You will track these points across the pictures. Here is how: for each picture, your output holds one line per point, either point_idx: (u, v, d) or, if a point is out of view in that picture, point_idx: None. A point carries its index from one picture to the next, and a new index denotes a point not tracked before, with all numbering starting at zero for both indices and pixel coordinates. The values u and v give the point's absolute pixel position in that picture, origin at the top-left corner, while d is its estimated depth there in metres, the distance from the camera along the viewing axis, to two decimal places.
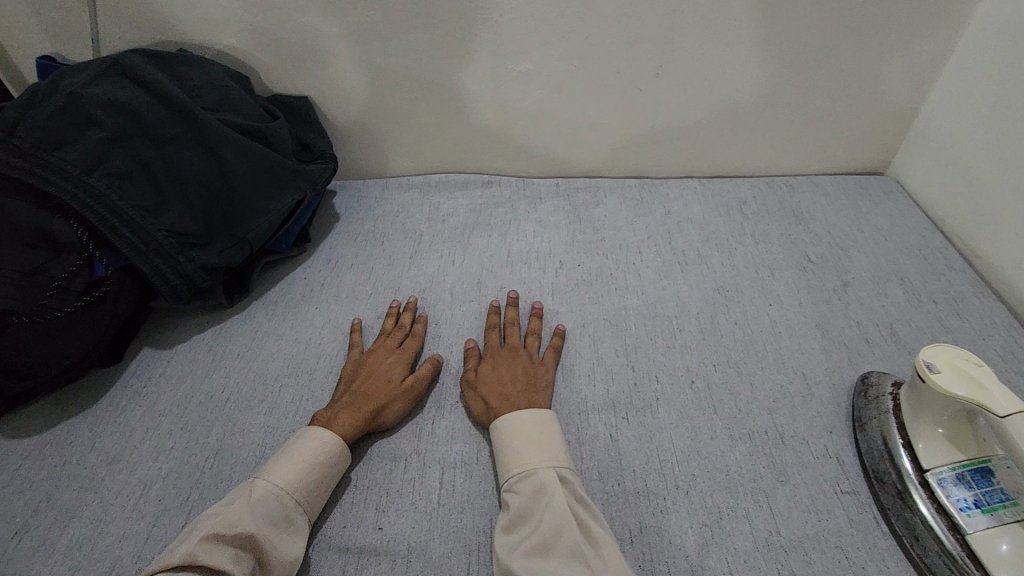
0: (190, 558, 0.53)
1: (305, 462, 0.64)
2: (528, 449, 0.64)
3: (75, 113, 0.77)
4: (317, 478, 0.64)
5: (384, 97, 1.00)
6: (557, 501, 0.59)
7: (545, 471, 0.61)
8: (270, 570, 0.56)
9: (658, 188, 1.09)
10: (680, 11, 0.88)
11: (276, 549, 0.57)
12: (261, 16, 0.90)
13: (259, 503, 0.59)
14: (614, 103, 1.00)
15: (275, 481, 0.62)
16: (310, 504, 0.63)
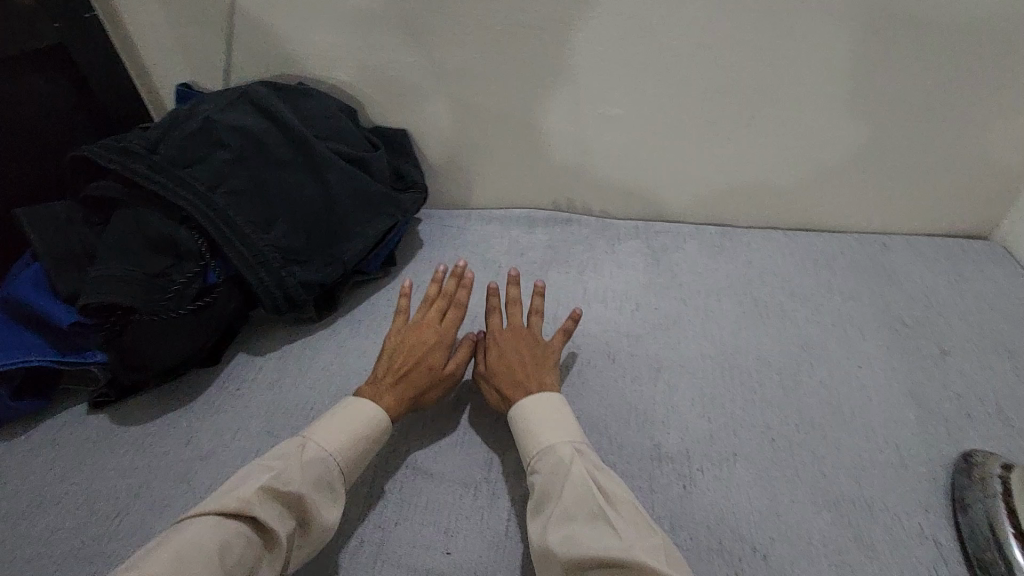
0: (247, 508, 0.56)
1: (355, 435, 0.67)
2: (551, 429, 0.66)
3: (207, 135, 0.86)
4: (359, 452, 0.67)
5: (477, 133, 1.05)
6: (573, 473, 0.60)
7: (564, 446, 0.63)
8: (307, 531, 0.60)
9: (740, 238, 1.07)
10: (775, 65, 0.89)
11: (318, 511, 0.61)
12: (374, 56, 0.98)
13: (310, 463, 0.62)
14: (702, 150, 1.00)
15: (326, 447, 0.65)
16: (351, 475, 0.66)
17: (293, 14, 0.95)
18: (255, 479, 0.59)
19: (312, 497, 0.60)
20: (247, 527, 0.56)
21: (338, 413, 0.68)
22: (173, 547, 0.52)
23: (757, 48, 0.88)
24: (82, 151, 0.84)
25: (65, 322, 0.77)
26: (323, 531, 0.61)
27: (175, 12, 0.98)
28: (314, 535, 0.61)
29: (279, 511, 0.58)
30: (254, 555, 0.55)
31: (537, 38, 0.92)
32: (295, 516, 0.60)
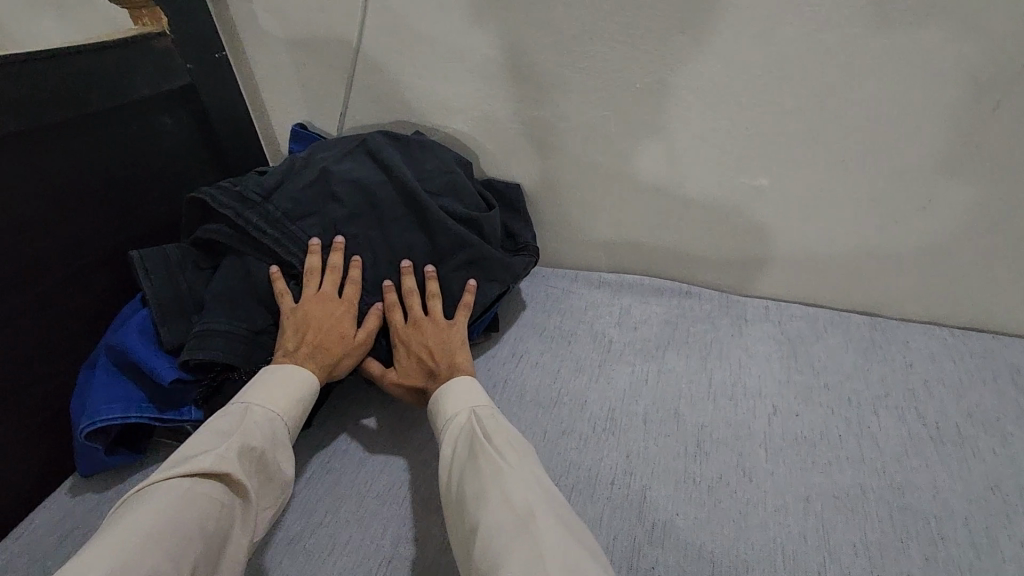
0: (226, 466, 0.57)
1: (289, 391, 0.70)
2: (454, 400, 0.70)
3: (322, 188, 0.82)
4: (298, 406, 0.70)
5: (594, 191, 0.96)
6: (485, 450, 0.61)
7: (461, 414, 0.68)
8: (272, 487, 0.63)
9: (894, 332, 0.92)
10: (972, 143, 0.75)
11: (274, 469, 0.63)
12: (496, 106, 0.92)
13: (262, 424, 0.64)
14: (858, 230, 0.87)
15: (269, 407, 0.67)
16: (296, 428, 0.69)
17: (417, 60, 0.91)
18: (219, 440, 0.60)
19: (259, 454, 0.62)
20: (223, 488, 0.57)
21: (264, 378, 0.70)
22: (158, 513, 0.51)
23: (948, 122, 0.75)
24: (200, 195, 0.80)
25: (166, 379, 0.73)
26: (279, 487, 0.64)
27: (299, 53, 0.96)
28: (275, 491, 0.63)
29: (248, 471, 0.60)
30: (228, 513, 0.56)
31: (678, 97, 0.83)
32: (257, 474, 0.61)
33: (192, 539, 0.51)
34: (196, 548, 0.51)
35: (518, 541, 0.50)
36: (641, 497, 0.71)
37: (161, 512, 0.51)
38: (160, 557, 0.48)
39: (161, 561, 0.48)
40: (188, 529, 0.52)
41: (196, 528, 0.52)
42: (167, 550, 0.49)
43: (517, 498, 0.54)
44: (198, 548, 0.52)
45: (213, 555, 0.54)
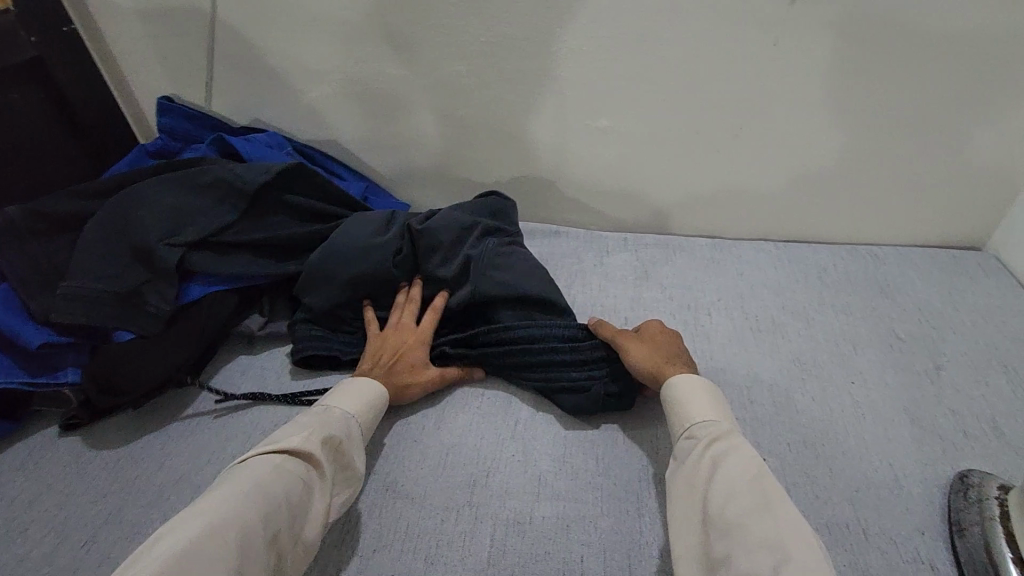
0: (301, 447, 0.61)
1: (368, 399, 0.71)
2: (699, 405, 0.65)
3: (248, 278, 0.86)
4: (371, 410, 0.71)
5: (463, 144, 1.02)
6: (698, 459, 0.61)
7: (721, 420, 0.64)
8: (345, 473, 0.65)
9: (730, 250, 1.05)
10: (764, 76, 0.89)
11: (349, 460, 0.65)
12: (359, 67, 0.96)
13: (338, 420, 0.67)
14: (692, 162, 0.99)
15: (347, 406, 0.69)
16: (371, 427, 0.71)
17: (275, 26, 0.94)
18: (295, 427, 0.63)
19: (338, 445, 0.65)
20: (305, 470, 0.61)
21: (346, 384, 0.72)
22: (248, 487, 0.55)
23: (744, 59, 0.87)
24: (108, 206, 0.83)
25: (34, 341, 0.74)
26: (353, 478, 0.65)
27: (156, 24, 0.97)
28: (348, 480, 0.65)
29: (326, 457, 0.63)
30: (305, 495, 0.59)
31: (523, 49, 0.90)
32: (335, 462, 0.64)
33: (274, 508, 0.55)
34: (278, 520, 0.55)
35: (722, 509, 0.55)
36: (507, 402, 0.79)
37: (248, 484, 0.55)
38: (246, 523, 0.52)
39: (244, 527, 0.52)
40: (270, 502, 0.55)
41: (278, 502, 0.56)
42: (250, 519, 0.53)
43: (732, 476, 0.57)
44: (278, 520, 0.55)
45: (288, 529, 0.57)
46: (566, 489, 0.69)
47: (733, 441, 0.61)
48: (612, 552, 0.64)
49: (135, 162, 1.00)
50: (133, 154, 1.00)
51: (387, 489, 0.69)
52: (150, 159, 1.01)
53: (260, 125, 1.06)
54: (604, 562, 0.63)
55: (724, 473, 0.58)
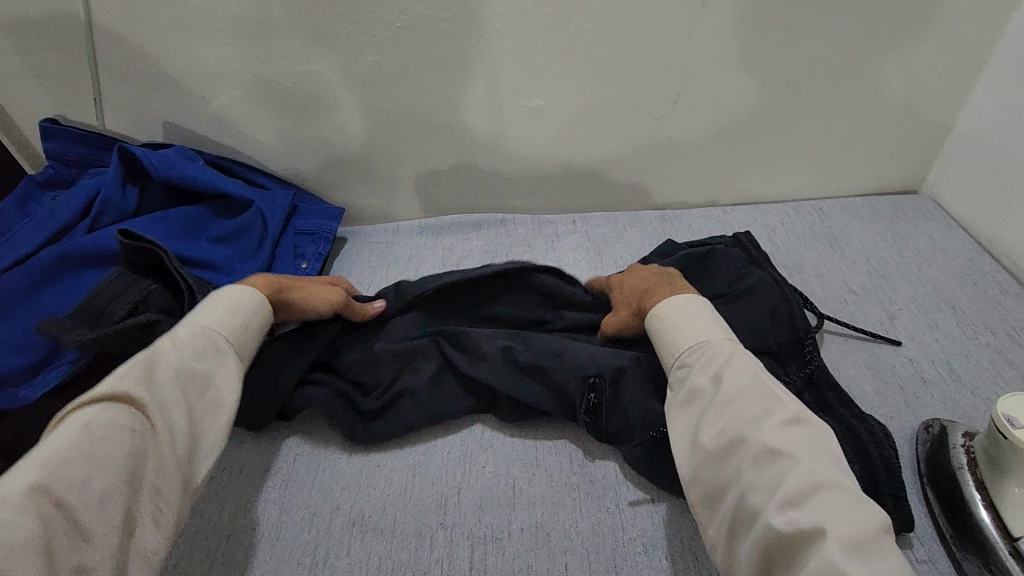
0: (128, 389, 0.53)
1: (233, 311, 0.66)
2: (692, 325, 0.63)
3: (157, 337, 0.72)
4: (242, 322, 0.66)
5: (391, 138, 0.96)
6: (696, 377, 0.59)
7: (720, 343, 0.60)
8: (200, 390, 0.60)
9: (679, 220, 1.03)
10: (694, 37, 0.86)
11: (203, 382, 0.60)
12: (265, 66, 0.88)
13: (187, 343, 0.61)
14: (631, 133, 0.96)
15: (204, 323, 0.63)
16: (240, 338, 0.66)
17: (163, 28, 0.84)
18: (124, 368, 0.56)
19: (183, 369, 0.59)
20: (129, 401, 0.53)
21: (203, 304, 0.66)
22: (58, 439, 0.48)
23: (672, 20, 0.84)
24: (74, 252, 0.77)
25: None
26: (212, 395, 0.60)
27: (25, 36, 0.86)
28: (206, 394, 0.60)
29: (164, 389, 0.56)
30: (141, 435, 0.52)
31: (442, 31, 0.84)
32: (187, 394, 0.58)
33: (96, 459, 0.48)
34: (99, 474, 0.48)
35: (717, 407, 0.55)
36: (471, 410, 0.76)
37: (56, 447, 0.47)
38: (73, 478, 0.46)
39: (68, 484, 0.46)
40: (94, 457, 0.48)
41: (101, 458, 0.48)
42: (71, 476, 0.46)
43: (731, 383, 0.56)
44: (112, 474, 0.49)
45: (131, 475, 0.50)
46: (541, 494, 0.67)
47: (728, 352, 0.59)
48: (596, 555, 0.61)
49: (25, 197, 0.89)
50: (21, 188, 0.88)
51: (353, 524, 0.65)
52: (43, 192, 0.90)
53: (164, 139, 0.96)
54: (589, 568, 0.60)
55: (725, 386, 0.56)
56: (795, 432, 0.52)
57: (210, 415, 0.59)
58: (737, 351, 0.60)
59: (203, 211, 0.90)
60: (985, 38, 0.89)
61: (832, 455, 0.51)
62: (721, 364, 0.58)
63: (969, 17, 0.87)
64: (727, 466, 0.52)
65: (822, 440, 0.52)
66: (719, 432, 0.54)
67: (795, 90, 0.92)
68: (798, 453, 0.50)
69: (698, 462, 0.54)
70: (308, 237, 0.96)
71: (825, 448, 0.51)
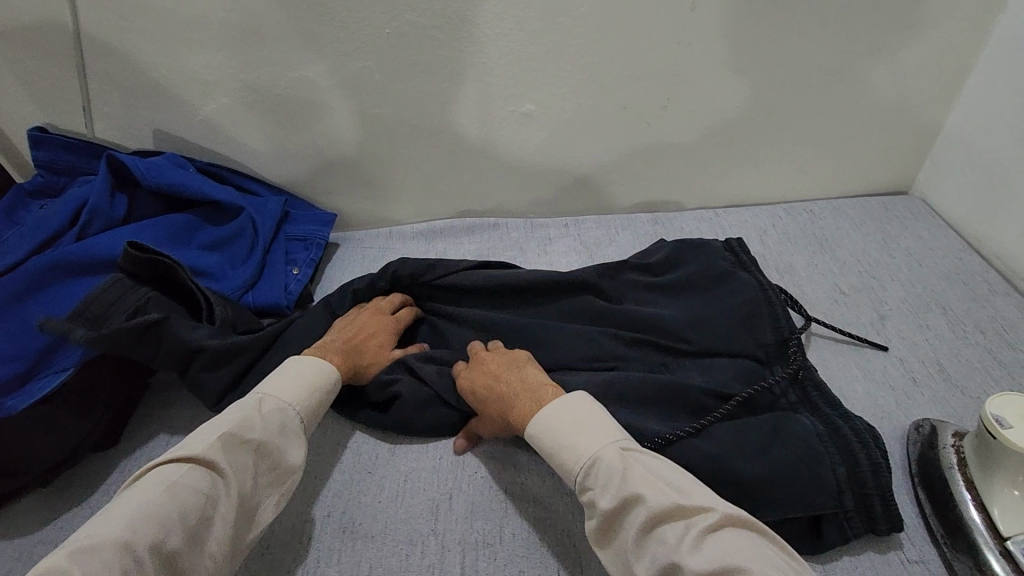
0: (209, 455, 0.55)
1: (311, 387, 0.65)
2: (583, 437, 0.58)
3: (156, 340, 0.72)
4: (316, 404, 0.65)
5: (382, 144, 0.96)
6: (601, 503, 0.53)
7: (610, 450, 0.56)
8: (275, 468, 0.59)
9: (671, 222, 1.03)
10: (683, 42, 0.86)
11: (278, 458, 0.59)
12: (254, 73, 0.88)
13: (270, 416, 0.61)
14: (622, 137, 0.96)
15: (285, 398, 0.63)
16: (312, 418, 0.65)
17: (152, 36, 0.84)
18: (208, 428, 0.58)
19: (262, 447, 0.58)
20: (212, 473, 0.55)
21: (286, 368, 0.67)
22: (146, 496, 0.50)
23: (661, 25, 0.85)
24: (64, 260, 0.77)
25: None
26: (283, 473, 0.60)
27: (14, 45, 0.86)
28: (279, 472, 0.59)
29: (243, 461, 0.57)
30: (212, 502, 0.53)
31: (431, 37, 0.84)
32: (257, 469, 0.58)
33: (167, 523, 0.49)
34: (165, 534, 0.49)
35: (641, 537, 0.51)
36: None
37: (141, 501, 0.50)
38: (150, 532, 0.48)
39: (145, 542, 0.48)
40: (166, 516, 0.50)
41: (171, 521, 0.50)
42: (149, 538, 0.48)
43: (646, 498, 0.52)
44: (182, 535, 0.50)
45: (195, 534, 0.51)
46: (533, 498, 0.66)
47: (623, 465, 0.55)
48: (588, 560, 0.61)
49: (13, 206, 0.88)
50: (10, 197, 0.87)
51: (344, 531, 0.64)
52: (32, 200, 0.89)
53: (154, 146, 0.96)
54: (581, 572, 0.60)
55: (643, 506, 0.52)
56: (725, 538, 0.49)
57: (274, 490, 0.59)
58: (632, 456, 0.56)
59: (193, 218, 0.89)
60: (971, 40, 0.90)
61: (773, 556, 0.49)
62: (622, 482, 0.53)
63: (956, 19, 0.88)
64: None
65: (750, 536, 0.50)
66: (653, 565, 0.49)
67: (785, 93, 0.93)
68: (742, 565, 0.47)
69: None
70: (300, 243, 0.96)
71: (759, 547, 0.49)
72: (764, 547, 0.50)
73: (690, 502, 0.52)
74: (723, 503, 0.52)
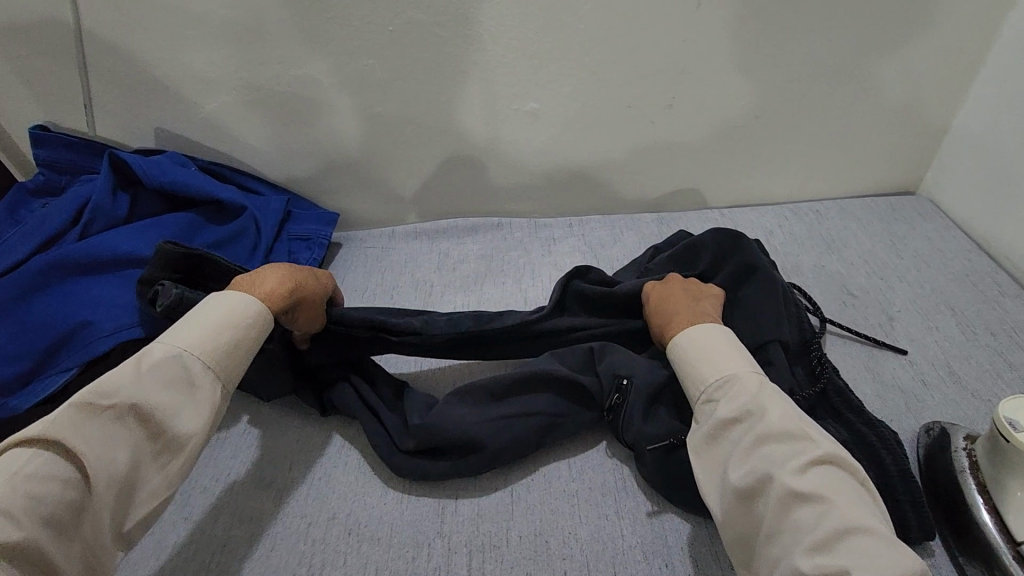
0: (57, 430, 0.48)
1: (212, 329, 0.59)
2: (719, 357, 0.60)
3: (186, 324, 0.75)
4: (223, 346, 0.59)
5: (385, 143, 0.95)
6: (723, 411, 0.56)
7: (750, 376, 0.58)
8: (169, 431, 0.54)
9: (676, 222, 1.03)
10: (690, 40, 0.86)
11: (166, 422, 0.53)
12: (257, 71, 0.87)
13: (159, 371, 0.55)
14: (628, 136, 0.95)
15: (175, 344, 0.57)
16: (221, 367, 0.58)
17: (155, 34, 0.83)
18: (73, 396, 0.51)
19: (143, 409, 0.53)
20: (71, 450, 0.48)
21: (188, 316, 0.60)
22: None
23: (667, 23, 0.84)
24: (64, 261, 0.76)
25: None
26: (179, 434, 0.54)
27: (15, 42, 0.85)
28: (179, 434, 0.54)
29: (118, 428, 0.51)
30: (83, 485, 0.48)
31: (437, 35, 0.84)
32: (146, 431, 0.53)
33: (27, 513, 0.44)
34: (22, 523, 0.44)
35: (746, 447, 0.53)
36: None
37: None
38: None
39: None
40: (15, 509, 0.44)
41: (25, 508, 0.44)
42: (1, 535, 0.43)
43: (771, 420, 0.53)
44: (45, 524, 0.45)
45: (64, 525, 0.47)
46: (540, 501, 0.66)
47: (757, 388, 0.56)
48: (594, 564, 0.61)
49: (15, 205, 0.87)
50: (11, 196, 0.87)
51: (349, 534, 0.64)
52: (33, 199, 0.89)
53: (156, 145, 0.95)
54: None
55: (761, 421, 0.54)
56: (828, 471, 0.50)
57: (173, 455, 0.54)
58: (767, 385, 0.57)
59: (196, 217, 0.88)
60: (981, 39, 0.89)
61: (861, 498, 0.48)
62: (749, 399, 0.56)
63: (964, 18, 0.87)
64: (755, 509, 0.51)
65: (851, 478, 0.50)
66: (747, 472, 0.51)
67: (792, 93, 0.92)
68: (830, 496, 0.48)
69: (725, 500, 0.53)
70: (303, 241, 0.95)
71: (853, 489, 0.49)
72: (860, 490, 0.49)
73: (809, 430, 0.52)
74: (833, 444, 0.52)
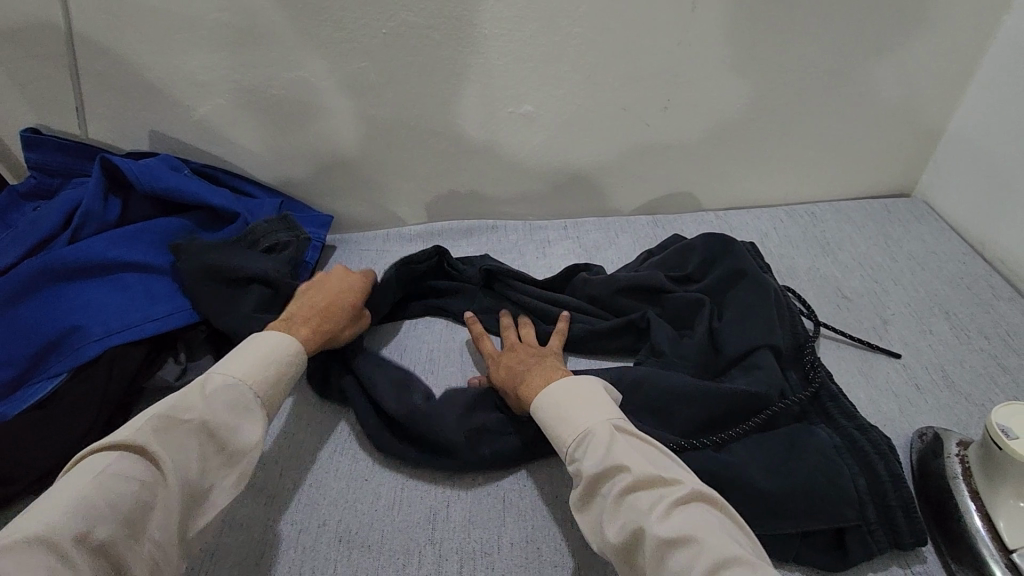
0: (135, 441, 0.51)
1: (265, 360, 0.62)
2: (573, 409, 0.59)
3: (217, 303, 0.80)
4: (274, 376, 0.62)
5: (379, 145, 0.95)
6: (586, 470, 0.54)
7: (601, 424, 0.56)
8: (230, 450, 0.56)
9: (671, 225, 1.02)
10: (684, 43, 0.85)
11: (226, 437, 0.56)
12: (250, 74, 0.86)
13: (220, 393, 0.58)
14: (622, 139, 0.95)
15: (233, 371, 0.60)
16: (273, 398, 0.61)
17: (147, 37, 0.83)
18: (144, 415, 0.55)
19: (209, 427, 0.55)
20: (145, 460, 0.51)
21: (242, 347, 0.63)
22: (71, 488, 0.47)
23: (661, 26, 0.84)
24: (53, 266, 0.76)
25: None
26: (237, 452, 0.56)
27: (5, 45, 0.85)
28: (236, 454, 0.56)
29: (187, 446, 0.54)
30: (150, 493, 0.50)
31: (430, 37, 0.83)
32: (206, 448, 0.55)
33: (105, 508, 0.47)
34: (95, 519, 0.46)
35: (614, 503, 0.51)
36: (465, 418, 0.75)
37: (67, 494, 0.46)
38: (82, 521, 0.45)
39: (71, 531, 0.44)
40: (93, 506, 0.46)
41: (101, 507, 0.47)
42: (74, 531, 0.45)
43: (631, 470, 0.52)
44: (111, 526, 0.47)
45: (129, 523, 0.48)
46: (532, 506, 0.66)
47: (610, 436, 0.55)
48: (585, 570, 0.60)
49: (7, 208, 0.87)
50: (2, 200, 0.87)
51: (339, 540, 0.63)
52: (25, 202, 0.89)
53: (149, 147, 0.94)
54: None
55: (624, 473, 0.52)
56: (691, 511, 0.50)
57: (229, 471, 0.56)
58: (619, 430, 0.56)
59: (187, 222, 0.88)
60: (976, 42, 0.89)
61: (727, 531, 0.49)
62: (607, 453, 0.54)
63: (960, 21, 0.87)
64: (638, 563, 0.50)
65: (713, 512, 0.51)
66: (623, 528, 0.50)
67: (786, 96, 0.92)
68: (701, 535, 0.47)
69: (609, 559, 0.52)
70: None
71: (718, 524, 0.49)
72: (724, 524, 0.50)
73: (665, 473, 0.52)
74: (694, 480, 0.53)
